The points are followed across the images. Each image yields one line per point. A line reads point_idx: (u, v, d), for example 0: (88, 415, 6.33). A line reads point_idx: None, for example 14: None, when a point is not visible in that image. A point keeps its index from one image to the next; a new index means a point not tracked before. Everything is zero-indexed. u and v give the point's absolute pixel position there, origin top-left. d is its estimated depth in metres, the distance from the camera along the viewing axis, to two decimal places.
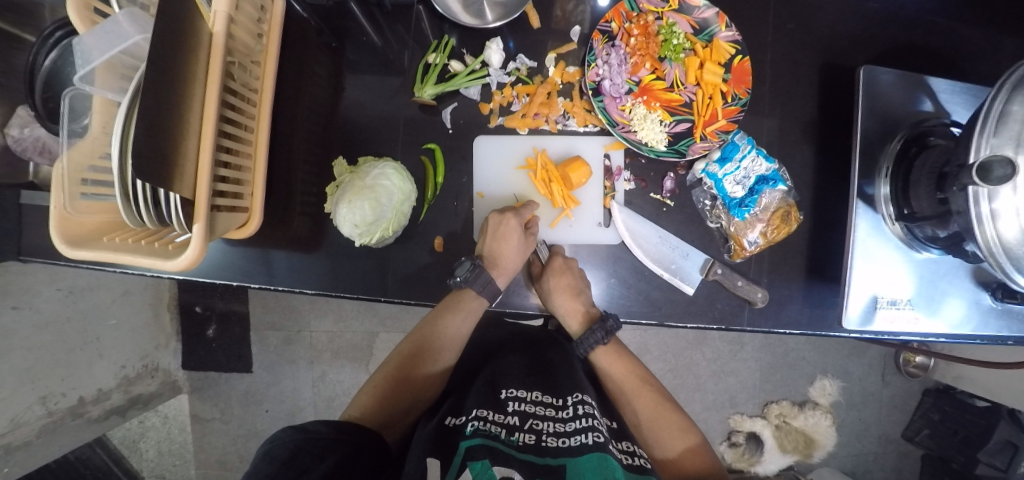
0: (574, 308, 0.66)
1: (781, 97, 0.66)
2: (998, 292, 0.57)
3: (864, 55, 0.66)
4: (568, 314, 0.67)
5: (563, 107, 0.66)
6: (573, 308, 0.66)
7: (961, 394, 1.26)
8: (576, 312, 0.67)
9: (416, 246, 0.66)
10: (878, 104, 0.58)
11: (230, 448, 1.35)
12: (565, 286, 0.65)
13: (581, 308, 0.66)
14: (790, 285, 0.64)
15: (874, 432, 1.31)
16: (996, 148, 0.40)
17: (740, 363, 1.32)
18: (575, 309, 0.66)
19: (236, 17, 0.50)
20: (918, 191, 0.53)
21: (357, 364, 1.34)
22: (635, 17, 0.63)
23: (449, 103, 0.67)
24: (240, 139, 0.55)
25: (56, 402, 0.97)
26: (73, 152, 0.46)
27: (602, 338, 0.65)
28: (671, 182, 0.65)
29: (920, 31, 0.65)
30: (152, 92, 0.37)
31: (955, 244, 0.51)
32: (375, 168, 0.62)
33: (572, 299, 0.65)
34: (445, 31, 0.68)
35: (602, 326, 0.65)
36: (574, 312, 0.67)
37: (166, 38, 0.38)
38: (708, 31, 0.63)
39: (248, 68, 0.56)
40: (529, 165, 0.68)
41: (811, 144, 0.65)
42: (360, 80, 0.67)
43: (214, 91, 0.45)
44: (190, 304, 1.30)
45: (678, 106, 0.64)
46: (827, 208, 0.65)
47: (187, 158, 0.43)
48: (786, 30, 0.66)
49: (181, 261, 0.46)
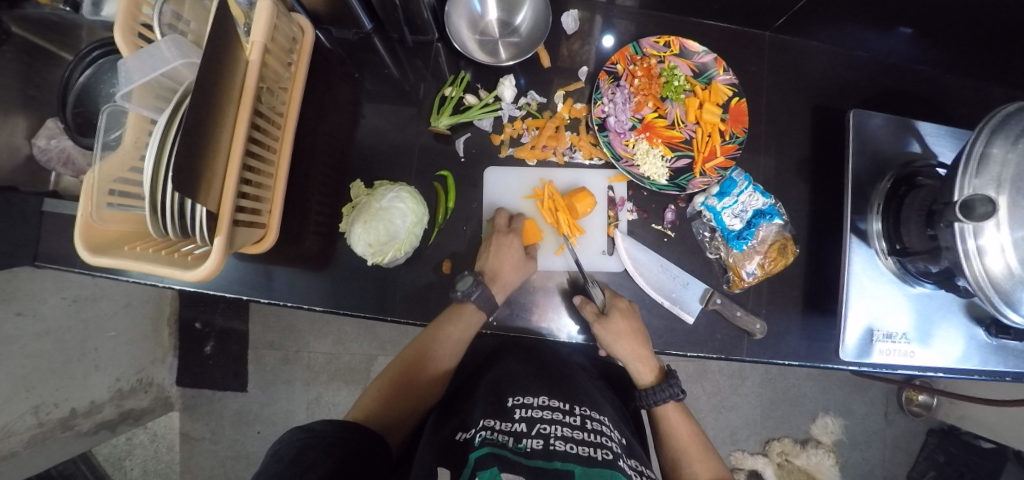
0: (639, 352, 0.63)
1: (775, 137, 0.69)
2: (991, 328, 0.58)
3: (854, 100, 0.70)
4: (636, 360, 0.64)
5: (570, 141, 0.70)
6: (636, 351, 0.63)
7: (965, 434, 1.24)
8: (640, 357, 0.64)
9: (423, 267, 0.68)
10: (869, 147, 0.61)
11: (218, 470, 1.32)
12: (630, 329, 0.62)
13: (644, 353, 0.64)
14: (788, 316, 0.66)
15: (879, 473, 1.28)
16: (978, 189, 0.43)
17: (741, 397, 1.31)
18: (642, 355, 0.64)
19: (270, 49, 0.54)
20: (910, 227, 0.55)
21: (354, 387, 1.33)
22: (639, 60, 0.68)
23: (463, 133, 0.71)
24: (264, 159, 0.58)
25: (48, 413, 0.96)
26: (105, 165, 0.48)
27: (670, 397, 0.64)
28: (672, 214, 0.68)
29: (904, 79, 0.70)
30: (193, 112, 0.40)
31: (946, 279, 0.53)
32: (390, 192, 0.64)
33: (637, 343, 0.62)
34: (461, 66, 0.72)
35: (675, 382, 0.64)
36: (643, 358, 0.64)
37: (211, 66, 0.42)
38: (706, 75, 0.67)
39: (276, 93, 0.59)
40: (536, 194, 0.71)
41: (805, 182, 0.68)
42: (378, 108, 0.71)
43: (245, 113, 0.48)
44: (190, 319, 1.30)
45: (679, 142, 0.67)
46: (822, 243, 0.67)
47: (216, 174, 0.45)
48: (779, 75, 0.70)
49: (199, 272, 0.48)
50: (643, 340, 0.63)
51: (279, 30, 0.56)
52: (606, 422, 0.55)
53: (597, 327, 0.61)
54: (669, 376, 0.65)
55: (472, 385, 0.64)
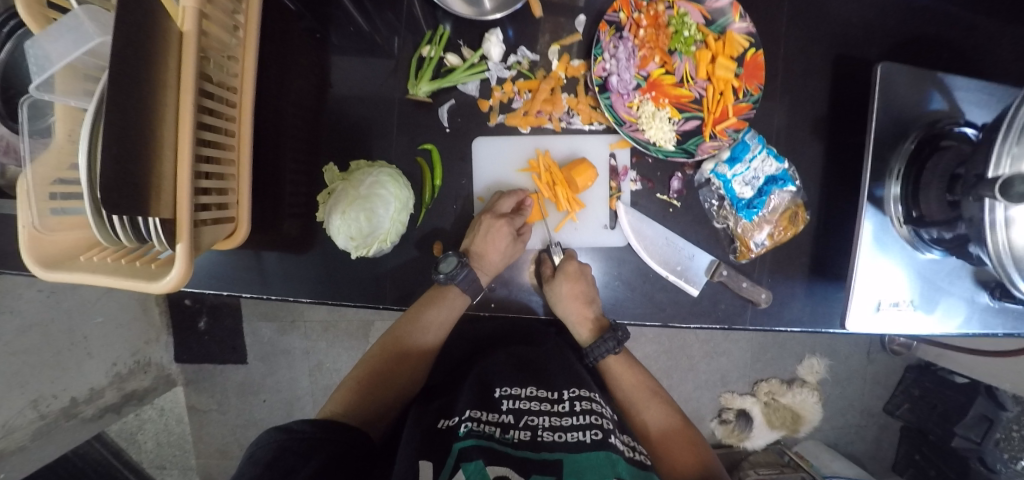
0: (585, 314, 0.65)
1: (793, 90, 0.63)
2: (995, 291, 0.57)
3: (883, 45, 0.62)
4: (578, 322, 0.66)
5: (568, 104, 0.63)
6: (582, 313, 0.65)
7: (942, 370, 1.30)
8: (586, 321, 0.66)
9: (411, 250, 0.64)
10: (894, 102, 0.56)
11: (229, 438, 1.35)
12: (574, 292, 0.62)
13: (591, 316, 0.65)
14: (793, 283, 0.64)
15: (858, 406, 1.37)
16: (1017, 158, 0.39)
17: (732, 343, 1.35)
18: (583, 317, 0.65)
19: (209, 12, 0.44)
20: (928, 193, 0.52)
21: (353, 354, 1.33)
22: (645, 6, 0.59)
23: (445, 100, 0.63)
24: (220, 145, 0.51)
25: (48, 405, 0.99)
26: (37, 166, 0.42)
27: (613, 347, 0.66)
28: (678, 182, 0.63)
29: (939, 17, 0.62)
30: (117, 107, 0.33)
31: (960, 246, 0.51)
32: (369, 176, 0.59)
33: (581, 305, 0.63)
34: (438, 18, 0.63)
35: (613, 335, 0.65)
36: (584, 320, 0.66)
37: (129, 48, 0.34)
38: (719, 23, 0.59)
39: (224, 65, 0.50)
40: (531, 167, 0.65)
41: (821, 141, 0.63)
42: (347, 71, 0.62)
43: (186, 96, 0.40)
44: (179, 297, 1.26)
45: (688, 102, 0.61)
46: (834, 206, 0.63)
47: (164, 176, 0.39)
48: (801, 18, 0.62)
49: (164, 284, 0.43)
50: (591, 303, 0.63)
51: None
52: (597, 399, 0.56)
53: (543, 287, 0.63)
54: (609, 330, 0.65)
55: (458, 372, 0.64)
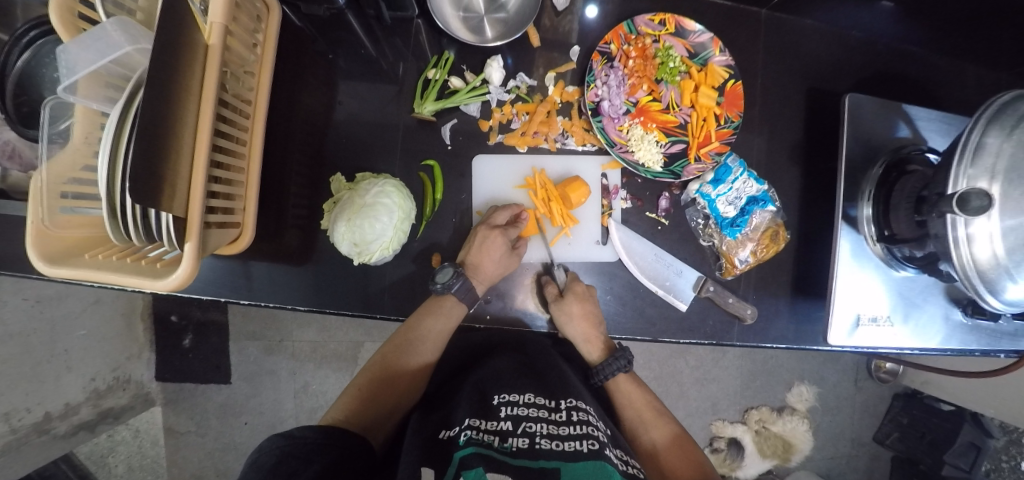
0: (590, 334, 0.64)
1: (769, 120, 0.68)
2: (968, 309, 0.60)
3: (849, 82, 0.68)
4: (583, 341, 0.65)
5: (562, 126, 0.67)
6: (587, 333, 0.64)
7: (928, 398, 1.31)
8: (592, 339, 0.65)
9: (408, 261, 0.66)
10: (861, 131, 0.61)
11: (206, 463, 1.29)
12: (583, 313, 0.62)
13: (596, 335, 0.64)
14: (777, 300, 0.67)
15: (848, 435, 1.37)
16: (972, 179, 0.43)
17: (723, 369, 1.36)
18: (591, 336, 0.64)
19: (233, 30, 0.48)
20: (897, 214, 0.56)
21: (341, 374, 1.31)
22: (634, 39, 0.65)
23: (449, 119, 0.67)
24: (233, 153, 0.53)
25: (20, 419, 0.94)
26: (53, 165, 0.43)
27: (624, 367, 0.66)
28: (666, 201, 0.67)
29: (897, 59, 0.69)
30: (147, 106, 0.35)
31: (930, 264, 0.55)
32: (374, 186, 0.61)
33: (587, 325, 0.63)
34: (444, 45, 0.67)
35: (624, 354, 0.66)
36: (590, 338, 0.65)
37: (164, 58, 0.37)
38: (702, 55, 0.65)
39: (241, 78, 0.54)
40: (527, 184, 0.68)
41: (797, 166, 0.68)
42: (355, 91, 0.66)
43: (209, 103, 0.43)
44: (165, 313, 1.24)
45: (673, 127, 0.66)
46: (812, 227, 0.67)
47: (180, 176, 0.41)
48: (774, 56, 0.68)
49: (170, 281, 0.44)
50: (596, 325, 0.64)
51: (240, 7, 0.49)
52: (591, 412, 0.56)
53: (550, 307, 0.63)
54: (618, 350, 0.66)
55: (458, 381, 0.64)
